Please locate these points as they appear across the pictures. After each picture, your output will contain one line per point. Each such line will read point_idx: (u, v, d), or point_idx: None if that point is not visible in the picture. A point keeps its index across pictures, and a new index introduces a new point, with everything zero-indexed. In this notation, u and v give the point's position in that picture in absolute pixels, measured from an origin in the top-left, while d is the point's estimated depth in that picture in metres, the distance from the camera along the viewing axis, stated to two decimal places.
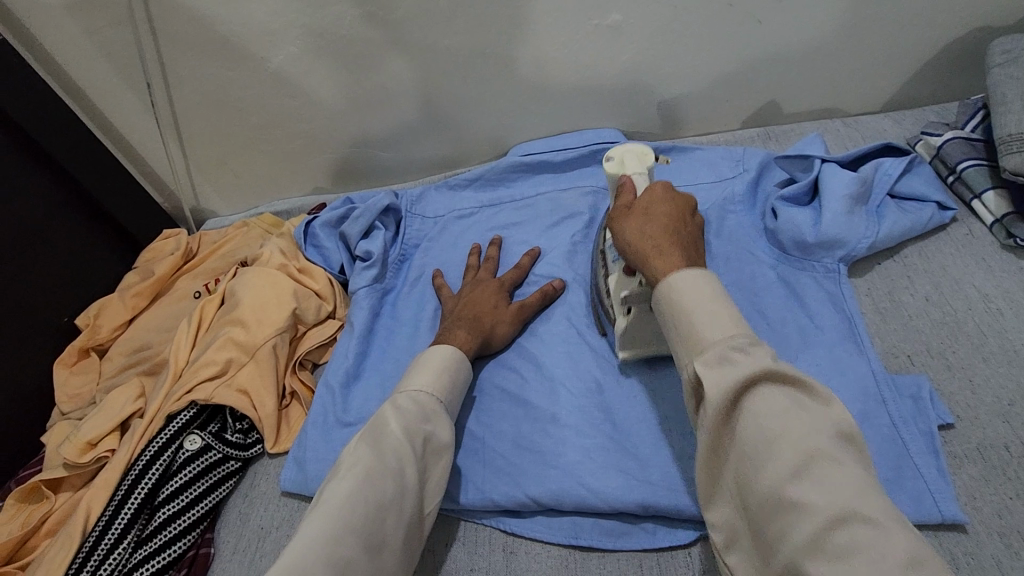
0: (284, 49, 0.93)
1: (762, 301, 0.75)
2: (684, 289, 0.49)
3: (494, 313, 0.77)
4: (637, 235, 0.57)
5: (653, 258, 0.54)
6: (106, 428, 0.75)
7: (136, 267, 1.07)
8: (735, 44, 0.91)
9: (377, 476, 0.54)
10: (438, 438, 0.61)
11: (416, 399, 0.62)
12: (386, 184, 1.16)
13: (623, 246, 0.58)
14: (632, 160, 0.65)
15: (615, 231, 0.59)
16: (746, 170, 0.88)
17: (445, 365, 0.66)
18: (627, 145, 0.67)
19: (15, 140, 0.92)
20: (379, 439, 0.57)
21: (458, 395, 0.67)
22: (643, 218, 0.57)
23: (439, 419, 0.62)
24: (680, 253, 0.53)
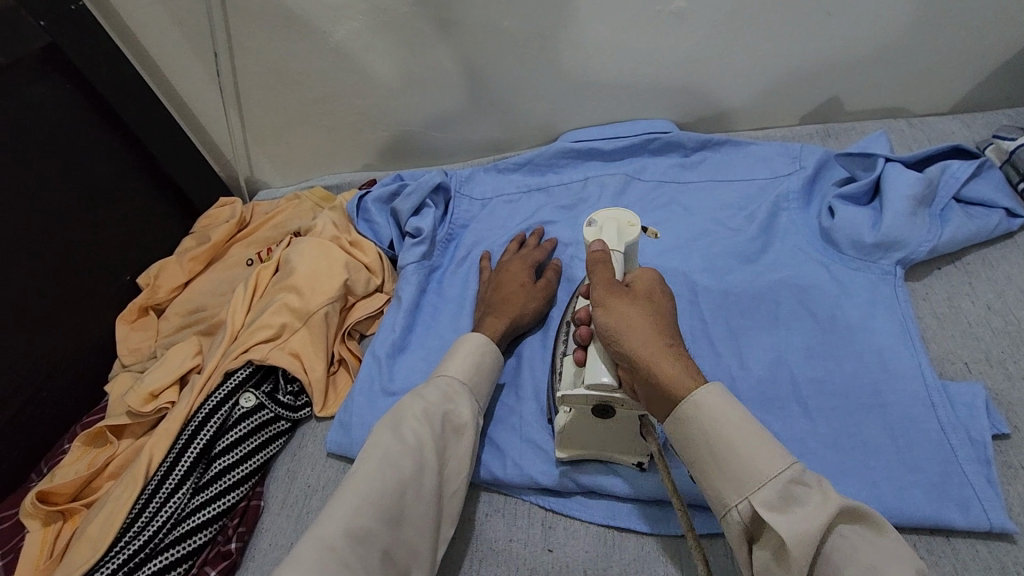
0: (347, 26, 0.95)
1: (810, 297, 0.74)
2: (710, 408, 0.47)
3: (523, 291, 0.78)
4: (629, 333, 0.51)
5: (660, 362, 0.49)
6: (167, 381, 0.79)
7: (193, 233, 1.11)
8: (800, 36, 0.89)
9: (394, 454, 0.56)
10: (459, 415, 0.62)
11: (441, 382, 0.64)
12: (434, 164, 1.18)
13: (616, 337, 0.51)
14: (611, 228, 0.65)
15: (607, 313, 0.53)
16: (803, 167, 0.87)
17: (472, 348, 0.68)
18: (610, 213, 0.67)
19: (93, 104, 0.96)
20: (398, 422, 0.58)
21: (486, 378, 0.67)
22: (633, 315, 0.52)
23: (462, 402, 0.63)
24: (683, 359, 0.50)
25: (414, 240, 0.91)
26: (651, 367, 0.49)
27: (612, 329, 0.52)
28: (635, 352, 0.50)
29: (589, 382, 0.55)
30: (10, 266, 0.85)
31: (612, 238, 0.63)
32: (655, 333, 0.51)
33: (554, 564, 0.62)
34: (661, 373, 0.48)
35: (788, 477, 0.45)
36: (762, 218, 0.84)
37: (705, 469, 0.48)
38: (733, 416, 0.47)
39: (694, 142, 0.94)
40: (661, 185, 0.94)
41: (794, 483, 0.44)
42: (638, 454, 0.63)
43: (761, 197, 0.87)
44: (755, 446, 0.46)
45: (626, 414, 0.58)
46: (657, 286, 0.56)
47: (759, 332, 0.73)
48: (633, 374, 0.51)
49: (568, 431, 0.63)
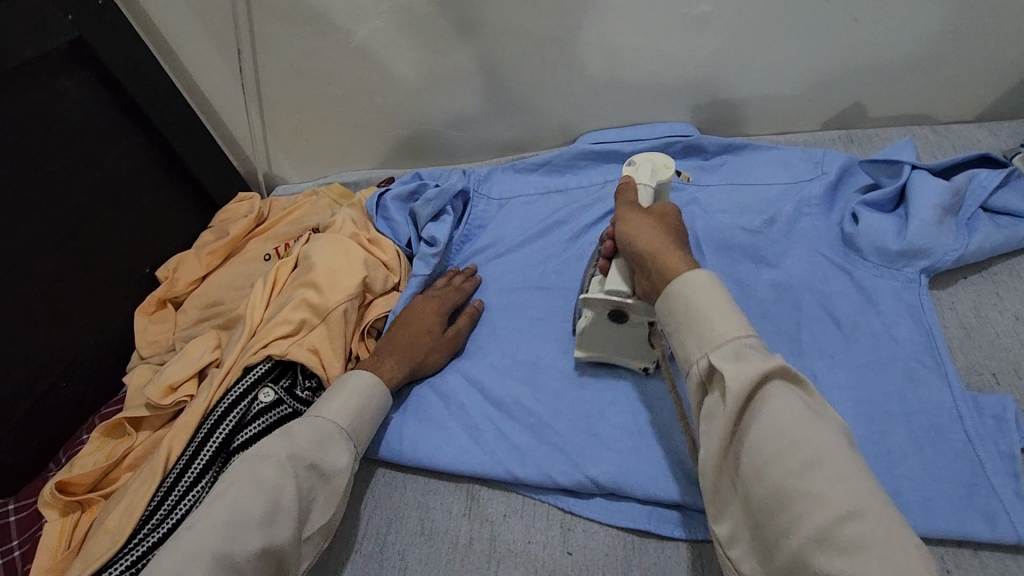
0: (370, 24, 0.95)
1: (833, 304, 0.74)
2: (694, 288, 0.53)
3: (426, 338, 0.78)
4: (640, 236, 0.61)
5: (665, 254, 0.58)
6: (186, 374, 0.79)
7: (211, 227, 1.11)
8: (826, 40, 0.89)
9: (247, 497, 0.57)
10: (333, 462, 0.63)
11: (317, 423, 0.65)
12: (451, 163, 1.18)
13: (631, 240, 0.61)
14: (645, 170, 0.71)
15: (627, 224, 0.64)
16: (825, 172, 0.86)
17: (360, 390, 0.69)
18: (650, 155, 0.72)
19: (117, 98, 0.97)
20: (258, 466, 0.60)
21: (370, 423, 0.69)
22: (648, 224, 0.62)
23: (337, 448, 0.64)
24: (686, 257, 0.58)
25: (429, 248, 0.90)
26: (656, 258, 0.58)
27: (630, 234, 0.62)
28: (642, 249, 0.60)
29: (608, 287, 0.65)
30: (32, 257, 0.85)
31: (644, 177, 0.70)
32: (665, 237, 0.60)
33: (573, 567, 0.62)
34: (663, 262, 0.57)
35: (743, 341, 0.49)
36: (783, 223, 0.83)
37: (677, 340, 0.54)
38: (710, 291, 0.52)
39: (715, 146, 0.94)
40: (680, 188, 0.94)
41: (746, 347, 0.49)
42: (647, 360, 0.71)
43: (782, 202, 0.86)
44: (723, 313, 0.51)
45: (638, 321, 0.67)
46: (675, 215, 0.66)
47: (780, 337, 0.73)
48: (643, 270, 0.60)
49: (586, 333, 0.71)
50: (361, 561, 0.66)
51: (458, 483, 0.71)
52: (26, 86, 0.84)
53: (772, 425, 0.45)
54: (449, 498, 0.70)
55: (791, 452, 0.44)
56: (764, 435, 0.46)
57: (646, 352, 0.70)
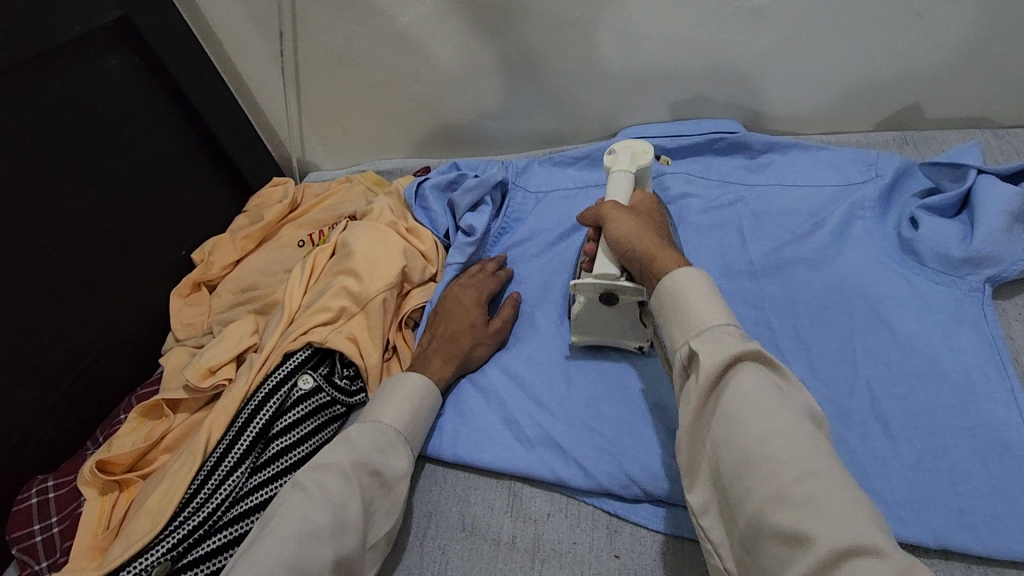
0: (413, 9, 0.94)
1: (891, 311, 0.71)
2: (685, 284, 0.54)
3: (470, 332, 0.77)
4: (630, 233, 0.63)
5: (661, 254, 0.59)
6: (225, 358, 0.79)
7: (246, 211, 1.11)
8: (885, 38, 0.86)
9: (313, 510, 0.56)
10: (393, 468, 0.63)
11: (376, 430, 0.65)
12: (487, 154, 1.16)
13: (625, 239, 0.63)
14: (627, 156, 0.75)
15: (615, 218, 0.66)
16: (880, 174, 0.83)
17: (412, 392, 0.69)
18: (626, 144, 0.76)
19: (158, 79, 0.96)
20: (321, 476, 0.60)
21: (423, 425, 0.69)
22: (633, 221, 0.65)
23: (396, 453, 0.64)
24: (676, 253, 0.60)
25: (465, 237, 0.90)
26: (652, 259, 0.59)
27: (620, 228, 0.64)
28: (639, 249, 0.61)
29: (597, 271, 0.66)
30: (76, 235, 0.85)
31: (623, 167, 0.73)
32: (653, 235, 0.63)
33: (621, 570, 0.61)
34: (661, 262, 0.58)
35: (723, 327, 0.50)
36: (835, 226, 0.81)
37: (677, 307, 0.53)
38: (701, 284, 0.53)
39: (762, 144, 0.92)
40: (725, 186, 0.91)
41: (727, 334, 0.50)
42: (640, 338, 0.72)
43: (834, 204, 0.84)
44: (707, 304, 0.52)
45: (629, 303, 0.68)
46: (653, 208, 0.72)
47: (833, 344, 0.71)
48: (636, 268, 0.61)
49: (579, 317, 0.73)
50: (403, 554, 0.65)
51: (499, 479, 0.70)
52: (72, 63, 0.84)
53: (741, 404, 0.46)
54: (491, 494, 0.69)
55: (762, 430, 0.44)
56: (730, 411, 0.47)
57: (640, 331, 0.72)
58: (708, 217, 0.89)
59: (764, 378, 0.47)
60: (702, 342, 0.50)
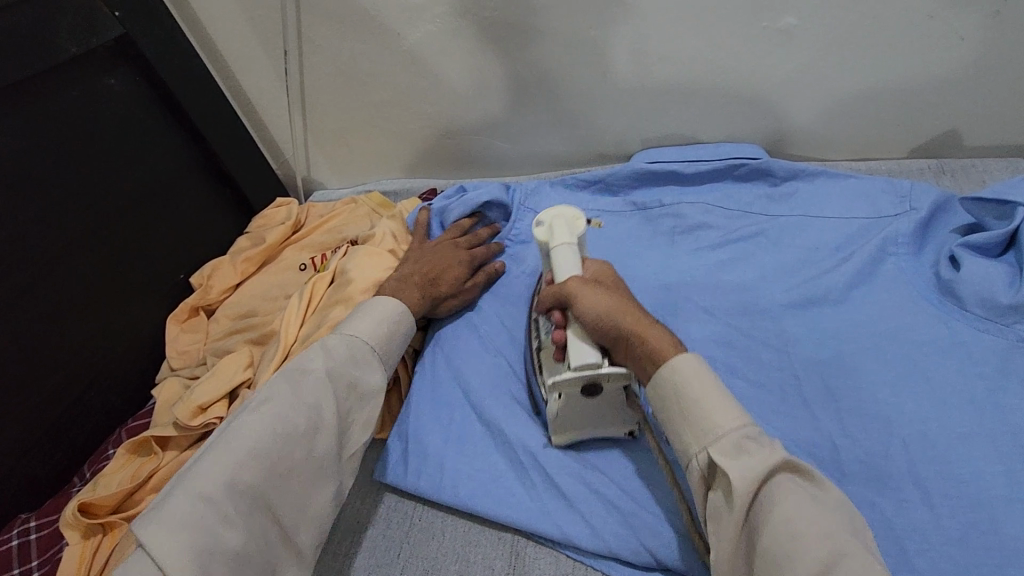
0: (422, 27, 0.91)
1: (929, 362, 0.66)
2: (685, 374, 0.53)
3: (443, 248, 0.84)
4: (608, 312, 0.57)
5: (653, 337, 0.56)
6: (217, 394, 0.76)
7: (248, 232, 1.08)
8: (921, 62, 0.81)
9: (287, 411, 0.60)
10: (367, 379, 0.67)
11: (352, 342, 0.68)
12: (496, 175, 1.12)
13: (610, 321, 0.57)
14: (563, 225, 0.64)
15: (588, 300, 0.58)
16: (915, 208, 0.78)
17: (387, 314, 0.72)
18: (559, 209, 0.66)
19: (161, 99, 0.94)
20: (297, 383, 0.62)
21: (395, 346, 0.72)
22: (609, 294, 0.59)
23: (370, 366, 0.68)
24: (663, 328, 0.58)
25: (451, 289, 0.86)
26: (643, 338, 0.56)
27: (604, 317, 0.57)
28: (627, 329, 0.57)
29: (574, 363, 0.57)
30: (68, 262, 0.82)
31: (565, 238, 0.63)
32: (630, 308, 0.58)
33: None
34: (653, 342, 0.56)
35: (741, 431, 0.50)
36: (866, 264, 0.75)
37: (684, 400, 0.53)
38: (705, 381, 0.53)
39: (786, 171, 0.86)
40: (746, 215, 0.86)
41: (745, 439, 0.49)
42: (629, 424, 0.66)
43: (862, 239, 0.79)
44: (716, 403, 0.51)
45: (611, 390, 0.61)
46: (613, 278, 0.66)
47: (864, 395, 0.65)
48: (627, 353, 0.58)
49: (561, 417, 0.64)
50: None
51: (501, 535, 0.66)
52: (70, 86, 0.81)
53: (774, 512, 0.46)
54: (491, 552, 0.64)
55: (789, 526, 0.44)
56: (770, 511, 0.46)
57: (626, 420, 0.65)
58: (728, 250, 0.83)
59: (793, 479, 0.47)
60: (722, 450, 0.49)
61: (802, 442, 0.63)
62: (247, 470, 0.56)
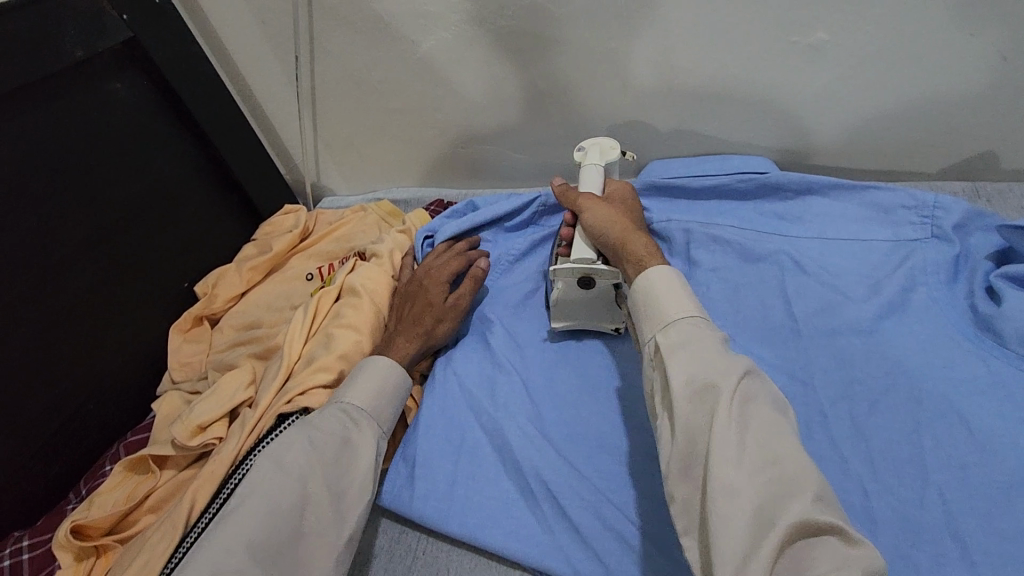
0: (437, 35, 0.88)
1: (965, 402, 0.62)
2: (655, 279, 0.59)
3: (424, 294, 0.77)
4: (598, 217, 0.70)
5: (633, 239, 0.67)
6: (217, 413, 0.73)
7: (255, 240, 1.05)
8: (958, 81, 0.77)
9: (273, 488, 0.58)
10: (355, 442, 0.64)
11: (342, 409, 0.66)
12: (508, 185, 1.09)
13: (598, 225, 0.70)
14: (596, 152, 0.80)
15: (588, 209, 0.71)
16: (947, 236, 0.74)
17: (377, 376, 0.68)
18: (594, 141, 0.80)
19: (167, 103, 0.92)
20: (282, 455, 0.61)
21: (392, 407, 0.69)
22: (606, 206, 0.72)
23: (359, 431, 0.65)
24: (645, 238, 0.68)
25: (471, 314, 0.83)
26: (625, 242, 0.67)
27: (596, 221, 0.70)
28: (612, 233, 0.68)
29: (576, 256, 0.70)
30: (67, 272, 0.80)
31: (597, 159, 0.78)
32: (622, 218, 0.70)
33: None
34: (631, 245, 0.66)
35: (691, 318, 0.55)
36: (897, 295, 0.72)
37: (648, 297, 0.59)
38: (674, 285, 0.58)
39: (799, 186, 0.83)
40: (762, 236, 0.82)
41: (692, 323, 0.55)
42: (617, 321, 0.75)
43: (891, 267, 0.75)
44: (675, 298, 0.57)
45: (603, 287, 0.72)
46: (628, 196, 0.79)
47: (894, 435, 0.62)
48: (608, 253, 0.68)
49: (559, 304, 0.75)
50: None
51: (508, 572, 0.63)
52: (73, 90, 0.79)
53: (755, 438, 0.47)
54: None
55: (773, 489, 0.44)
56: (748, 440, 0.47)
57: (616, 315, 0.75)
58: (749, 273, 0.80)
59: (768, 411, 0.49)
60: (670, 335, 0.55)
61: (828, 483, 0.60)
62: (236, 556, 0.54)
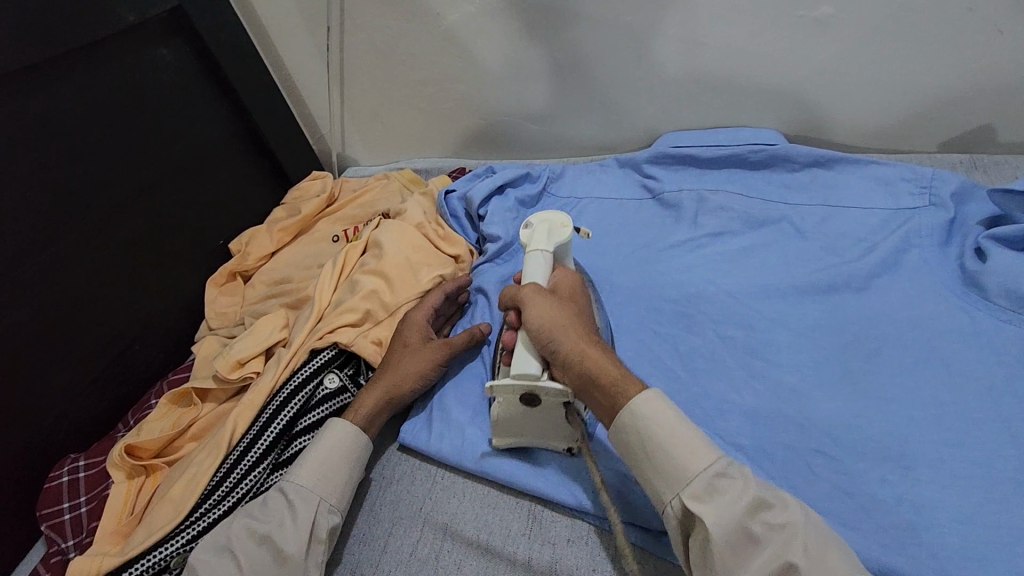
0: (462, 8, 0.93)
1: (947, 350, 0.67)
2: (645, 411, 0.54)
3: (404, 353, 0.74)
4: (547, 318, 0.60)
5: (596, 356, 0.57)
6: (255, 350, 0.80)
7: (284, 204, 1.12)
8: (957, 56, 0.81)
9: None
10: (294, 529, 0.59)
11: (288, 490, 0.62)
12: (524, 157, 1.14)
13: (551, 334, 0.59)
14: (543, 232, 0.70)
15: (537, 313, 0.60)
16: (940, 202, 0.78)
17: (334, 440, 0.66)
18: (543, 218, 0.71)
19: (208, 69, 0.98)
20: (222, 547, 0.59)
21: (345, 475, 0.65)
22: (554, 306, 0.61)
23: (301, 513, 0.60)
24: (608, 352, 0.59)
25: (498, 248, 0.88)
26: (587, 362, 0.57)
27: (550, 331, 0.59)
28: (570, 350, 0.58)
29: (516, 371, 0.60)
30: (117, 220, 0.86)
31: (543, 244, 0.69)
32: (574, 324, 0.60)
33: None
34: (596, 363, 0.57)
35: (712, 469, 0.51)
36: (890, 254, 0.76)
37: (649, 442, 0.53)
38: (670, 418, 0.53)
39: (806, 158, 0.87)
40: (765, 204, 0.87)
41: (716, 477, 0.50)
42: (568, 441, 0.66)
43: (885, 230, 0.79)
44: (679, 440, 0.52)
45: (551, 402, 0.62)
46: (575, 287, 0.69)
47: (880, 379, 0.66)
48: (567, 369, 0.58)
49: (504, 419, 0.66)
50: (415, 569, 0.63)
51: (520, 500, 0.67)
52: (124, 51, 0.85)
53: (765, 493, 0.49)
54: (509, 514, 0.66)
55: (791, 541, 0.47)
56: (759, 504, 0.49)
57: (567, 434, 0.66)
58: (751, 236, 0.84)
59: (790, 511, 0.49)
60: (694, 493, 0.50)
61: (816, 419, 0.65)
62: None
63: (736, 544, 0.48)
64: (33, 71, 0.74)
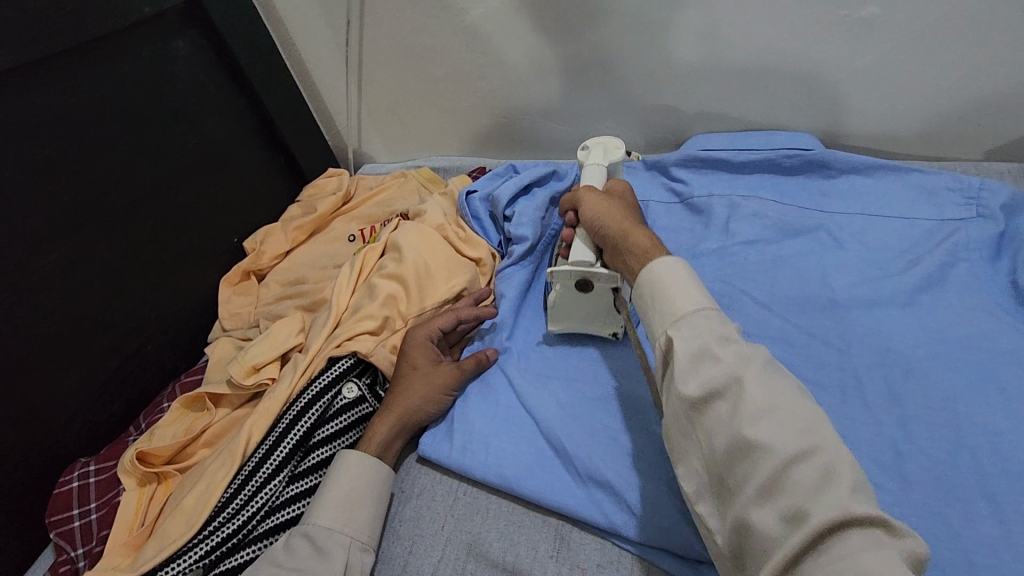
0: (487, 2, 0.89)
1: (999, 372, 0.63)
2: (663, 275, 0.53)
3: (414, 376, 0.71)
4: (597, 211, 0.65)
5: (636, 230, 0.61)
6: (271, 356, 0.77)
7: (300, 201, 1.09)
8: (1011, 60, 0.77)
9: None
10: (319, 572, 0.57)
11: (310, 532, 0.60)
12: (546, 156, 1.11)
13: (599, 221, 0.64)
14: (600, 151, 0.78)
15: (588, 206, 0.67)
16: (991, 215, 0.74)
17: (352, 474, 0.63)
18: (599, 140, 0.79)
19: (224, 62, 0.95)
20: None
21: (368, 511, 0.62)
22: (605, 202, 0.67)
23: (325, 556, 0.58)
24: (649, 230, 0.61)
25: (522, 250, 0.84)
26: (627, 235, 0.60)
27: (599, 217, 0.64)
28: (614, 230, 0.62)
29: (573, 258, 0.67)
30: (130, 219, 0.84)
31: (599, 159, 0.77)
32: (623, 214, 0.64)
33: None
34: (634, 237, 0.60)
35: (701, 312, 0.49)
36: (937, 269, 0.73)
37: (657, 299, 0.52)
38: (682, 275, 0.52)
39: (843, 164, 0.83)
40: (801, 211, 0.83)
41: (707, 320, 0.48)
42: (612, 325, 0.74)
43: (931, 242, 0.76)
44: (687, 292, 0.51)
45: (603, 289, 0.70)
46: (628, 191, 0.74)
47: (927, 401, 0.63)
48: (612, 247, 0.62)
49: (557, 304, 0.73)
50: None
51: (546, 519, 0.64)
52: (139, 44, 0.82)
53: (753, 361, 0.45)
54: (536, 535, 0.63)
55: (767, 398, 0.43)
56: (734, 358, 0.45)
57: (612, 319, 0.73)
58: (786, 246, 0.81)
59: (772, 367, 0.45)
60: (683, 342, 0.48)
61: (858, 441, 0.62)
62: None
63: (698, 361, 0.46)
64: (48, 65, 0.72)
